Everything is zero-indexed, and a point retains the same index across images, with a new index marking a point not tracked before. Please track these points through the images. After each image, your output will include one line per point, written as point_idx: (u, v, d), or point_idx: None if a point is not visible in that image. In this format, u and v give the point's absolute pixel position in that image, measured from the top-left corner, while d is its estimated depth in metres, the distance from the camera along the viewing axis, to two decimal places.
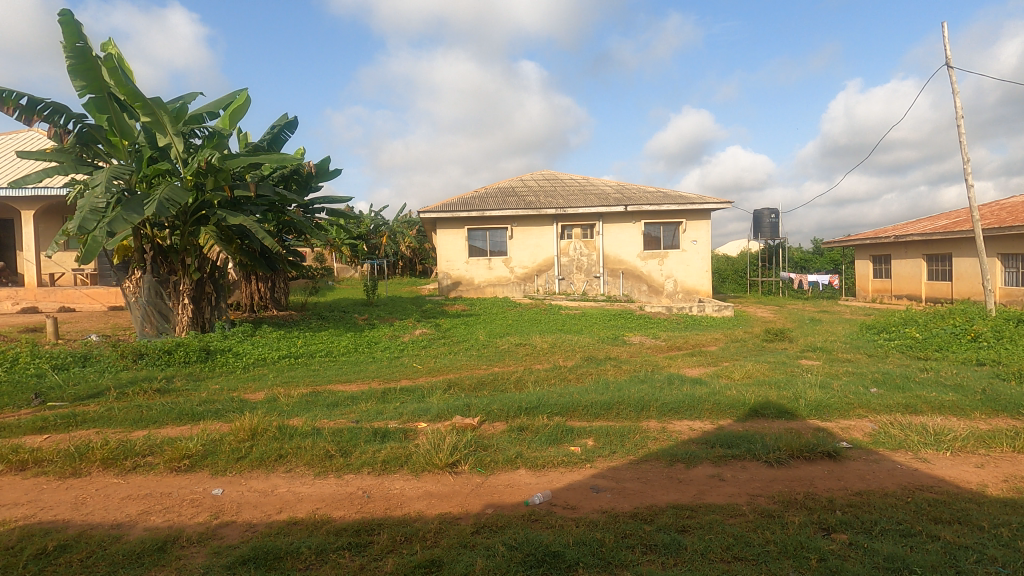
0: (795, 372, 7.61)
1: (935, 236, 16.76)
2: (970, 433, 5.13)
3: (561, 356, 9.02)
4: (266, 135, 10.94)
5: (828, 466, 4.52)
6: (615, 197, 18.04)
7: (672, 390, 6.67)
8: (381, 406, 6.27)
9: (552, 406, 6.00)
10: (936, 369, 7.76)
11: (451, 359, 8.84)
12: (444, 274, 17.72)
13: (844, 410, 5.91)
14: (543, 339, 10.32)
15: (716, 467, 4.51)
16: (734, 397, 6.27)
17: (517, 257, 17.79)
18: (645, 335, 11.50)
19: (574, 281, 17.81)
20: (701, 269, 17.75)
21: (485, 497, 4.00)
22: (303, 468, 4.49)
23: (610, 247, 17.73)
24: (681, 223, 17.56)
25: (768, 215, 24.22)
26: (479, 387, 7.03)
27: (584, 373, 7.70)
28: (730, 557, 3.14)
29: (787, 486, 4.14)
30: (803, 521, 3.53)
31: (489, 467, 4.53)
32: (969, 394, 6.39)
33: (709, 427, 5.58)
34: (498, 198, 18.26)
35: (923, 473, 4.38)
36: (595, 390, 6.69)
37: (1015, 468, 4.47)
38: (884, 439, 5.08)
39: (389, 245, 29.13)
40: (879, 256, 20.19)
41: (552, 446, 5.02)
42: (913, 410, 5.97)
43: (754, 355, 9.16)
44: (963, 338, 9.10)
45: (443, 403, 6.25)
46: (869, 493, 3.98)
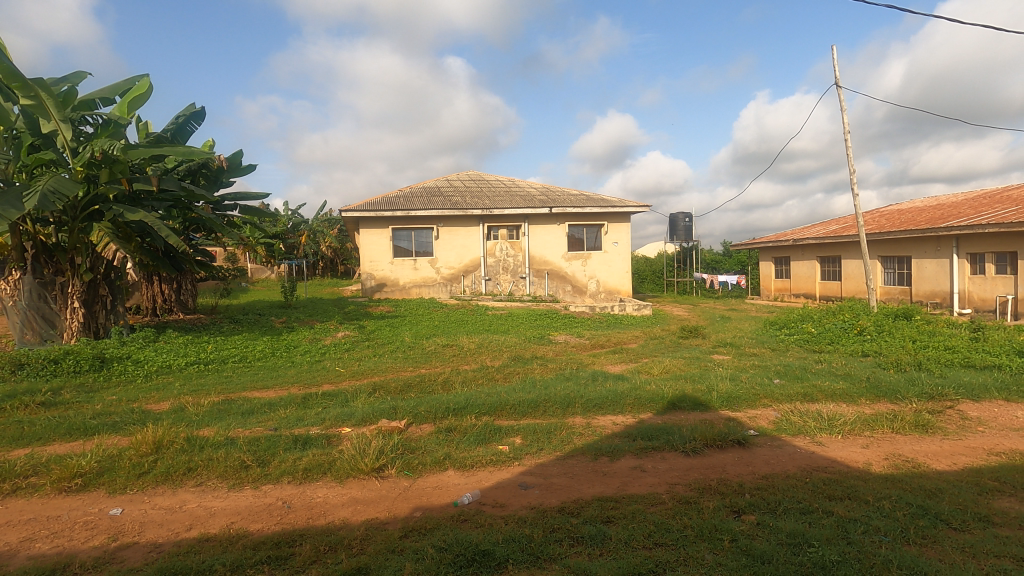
0: (707, 366, 8.11)
1: (828, 239, 18.40)
2: (857, 417, 5.69)
3: (489, 356, 9.06)
4: (170, 126, 10.15)
5: (738, 453, 4.84)
6: (540, 199, 18.33)
7: (596, 386, 6.88)
8: (303, 411, 6.02)
9: (480, 406, 6.02)
10: (828, 360, 8.55)
11: (377, 362, 8.62)
12: (368, 275, 17.26)
13: (751, 400, 6.36)
14: (471, 340, 10.32)
15: (638, 459, 4.71)
16: (654, 391, 6.57)
17: (444, 258, 17.67)
18: (570, 333, 11.77)
19: (500, 281, 17.93)
20: (622, 270, 18.43)
21: (413, 501, 3.93)
22: (215, 480, 4.20)
23: (535, 248, 17.99)
24: (603, 226, 18.17)
25: (683, 218, 25.61)
26: (406, 389, 6.91)
27: (511, 372, 7.75)
28: (652, 543, 3.29)
29: (702, 473, 4.40)
30: (717, 505, 3.76)
31: (417, 469, 4.47)
32: (857, 382, 7.09)
33: (630, 420, 5.82)
34: (424, 197, 18.04)
35: (819, 455, 4.81)
36: (522, 389, 6.77)
37: (894, 447, 5.01)
38: (786, 426, 5.52)
39: (308, 244, 27.94)
40: (780, 258, 21.88)
41: (480, 445, 5.03)
42: (810, 398, 6.54)
43: (671, 351, 9.62)
44: (850, 332, 10.08)
45: (368, 407, 6.08)
46: (773, 476, 4.32)
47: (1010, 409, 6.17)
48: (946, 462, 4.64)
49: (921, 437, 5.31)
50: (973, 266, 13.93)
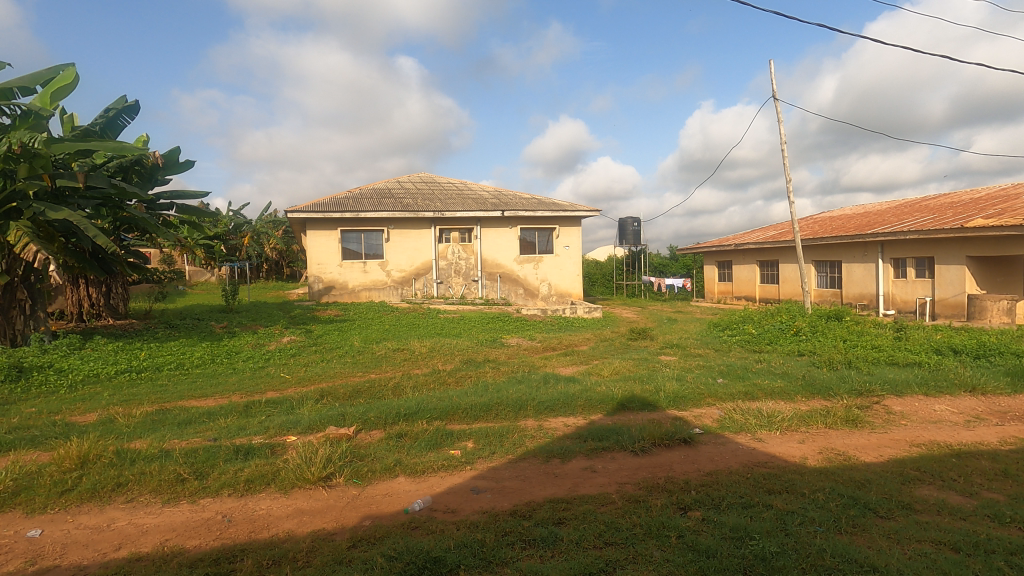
0: (655, 367, 8.33)
1: (766, 244, 19.29)
2: (794, 414, 5.97)
3: (441, 359, 8.97)
4: (99, 119, 9.54)
5: (684, 451, 4.99)
6: (492, 202, 18.35)
7: (548, 388, 6.93)
8: (245, 420, 5.77)
9: (431, 410, 5.94)
10: (767, 359, 8.95)
11: (325, 367, 8.38)
12: (315, 277, 16.80)
13: (697, 399, 6.57)
14: (422, 344, 10.19)
15: (589, 460, 4.78)
16: (604, 392, 6.69)
17: (394, 260, 17.40)
18: (522, 336, 11.82)
19: (452, 284, 17.80)
20: (573, 273, 18.67)
21: (361, 509, 3.84)
22: (147, 496, 3.96)
23: (488, 251, 17.98)
24: (555, 229, 18.37)
25: (632, 223, 26.26)
26: (355, 395, 6.75)
27: (463, 376, 7.71)
28: (602, 543, 3.34)
29: (650, 472, 4.50)
30: (665, 503, 3.86)
31: (366, 477, 4.36)
32: (793, 380, 7.45)
33: (581, 422, 5.90)
34: (374, 199, 17.72)
35: (759, 451, 5.02)
36: (474, 392, 6.74)
37: (827, 441, 5.29)
38: (729, 424, 5.73)
39: (252, 246, 26.86)
40: (723, 262, 22.75)
41: (432, 450, 4.97)
42: (751, 397, 6.82)
43: (621, 353, 9.83)
44: (788, 333, 10.59)
45: (315, 414, 5.89)
46: (717, 472, 4.47)
47: (929, 403, 6.65)
48: (873, 454, 4.94)
49: (851, 431, 5.63)
50: (896, 270, 14.91)
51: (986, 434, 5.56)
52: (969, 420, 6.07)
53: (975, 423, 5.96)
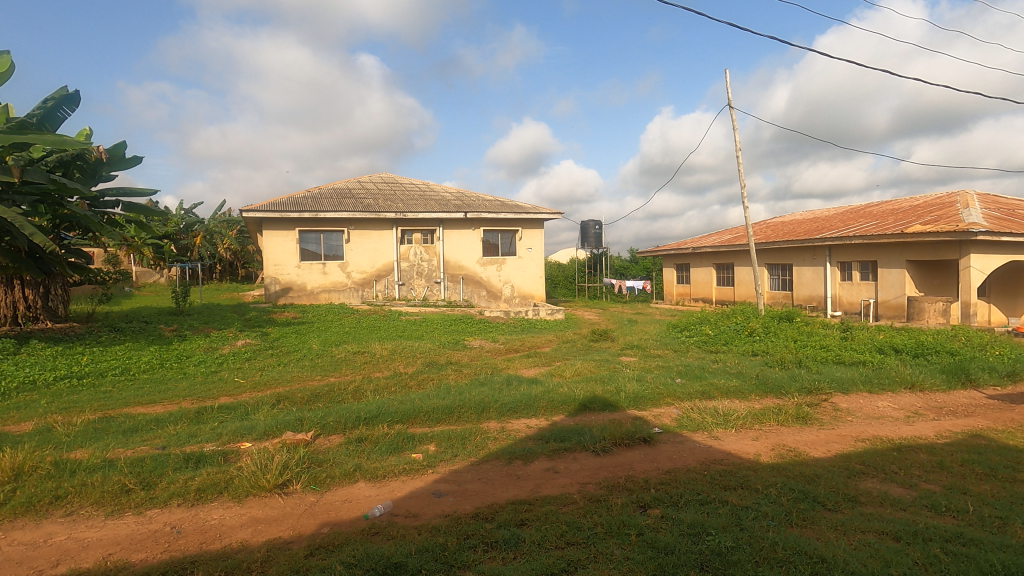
0: (616, 368, 8.46)
1: (723, 248, 19.88)
2: (749, 412, 6.17)
3: (402, 362, 8.86)
4: (36, 110, 9.03)
5: (643, 450, 5.08)
6: (455, 204, 18.27)
7: (510, 390, 6.94)
8: (196, 427, 5.55)
9: (392, 414, 5.86)
10: (723, 360, 9.22)
11: (282, 371, 8.15)
12: (272, 279, 16.34)
13: (656, 399, 6.71)
14: (383, 346, 10.05)
15: (551, 461, 4.81)
16: (566, 393, 6.75)
17: (355, 262, 17.10)
18: (485, 338, 11.81)
19: (414, 286, 17.62)
20: (536, 275, 18.76)
21: (320, 517, 3.74)
22: (89, 509, 3.76)
23: (450, 253, 17.88)
24: (518, 232, 18.43)
25: (593, 225, 26.63)
26: (313, 399, 6.59)
27: (425, 379, 7.62)
28: (564, 543, 3.36)
29: (611, 471, 4.57)
30: (625, 501, 3.92)
31: (325, 483, 4.26)
32: (748, 379, 7.70)
33: (543, 423, 5.94)
34: (334, 199, 17.36)
35: (716, 448, 5.16)
36: (436, 395, 6.68)
37: (779, 438, 5.49)
38: (687, 423, 5.87)
39: (205, 246, 25.89)
40: (681, 264, 23.33)
41: (393, 455, 4.89)
42: (708, 396, 7.01)
43: (582, 354, 9.95)
44: (742, 334, 10.94)
45: (271, 419, 5.72)
46: (675, 470, 4.57)
47: (872, 400, 6.99)
48: (821, 449, 5.15)
49: (802, 427, 5.86)
50: (842, 273, 15.61)
51: (924, 429, 5.88)
52: (908, 416, 6.42)
53: (913, 418, 6.30)
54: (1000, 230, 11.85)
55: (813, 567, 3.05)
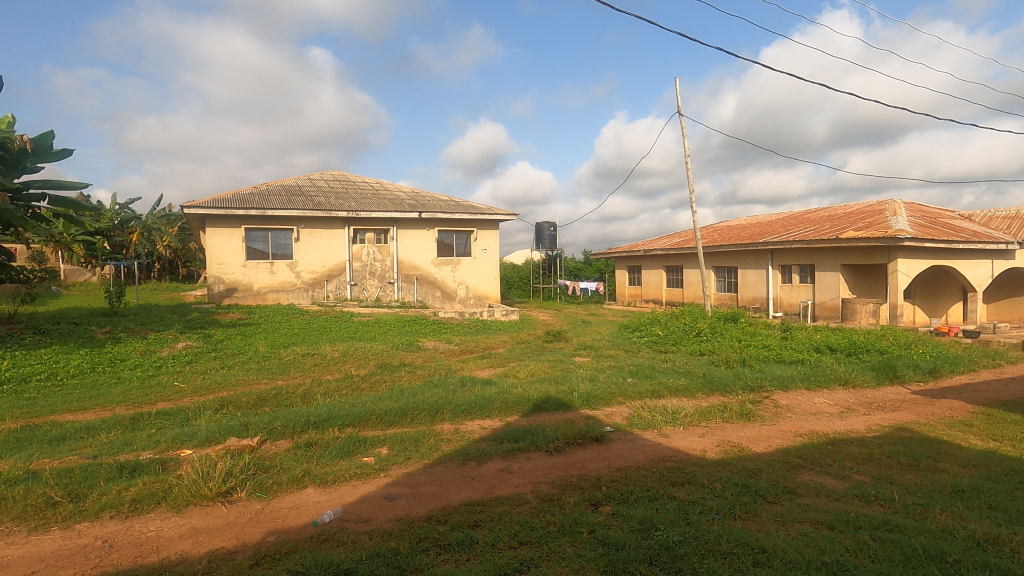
0: (569, 368, 8.57)
1: (672, 251, 20.47)
2: (696, 410, 6.38)
3: (354, 364, 8.69)
4: None
5: (596, 449, 5.17)
6: (409, 203, 18.04)
7: (465, 391, 6.92)
8: (131, 434, 5.26)
9: (343, 417, 5.73)
10: (672, 359, 9.50)
11: (225, 375, 7.82)
12: (216, 278, 15.71)
13: (608, 398, 6.84)
14: (334, 348, 9.82)
15: (504, 461, 4.82)
16: (520, 394, 6.78)
17: (305, 261, 16.62)
18: (439, 339, 11.73)
19: (366, 286, 17.29)
20: (491, 276, 18.75)
21: (266, 525, 3.62)
22: (10, 525, 3.50)
23: (404, 253, 17.65)
24: (472, 232, 18.38)
25: (548, 227, 26.91)
26: (259, 404, 6.35)
27: (378, 381, 7.48)
28: (517, 543, 3.38)
29: (564, 470, 4.63)
30: (577, 500, 3.98)
31: (271, 490, 4.13)
32: (695, 378, 7.96)
33: (497, 424, 5.95)
34: (282, 196, 16.82)
35: (664, 445, 5.31)
36: (389, 397, 6.58)
37: (724, 435, 5.70)
38: (637, 421, 6.02)
39: (142, 243, 24.56)
40: (633, 266, 23.87)
41: (344, 459, 4.79)
42: (657, 395, 7.20)
43: (536, 355, 10.03)
44: (691, 334, 11.29)
45: (214, 425, 5.49)
46: (626, 468, 4.67)
47: (809, 396, 7.36)
48: (763, 444, 5.38)
49: (745, 424, 6.11)
50: (783, 276, 16.36)
51: (855, 423, 6.25)
52: (842, 411, 6.80)
53: (846, 413, 6.68)
54: (924, 237, 12.71)
55: (755, 558, 3.18)
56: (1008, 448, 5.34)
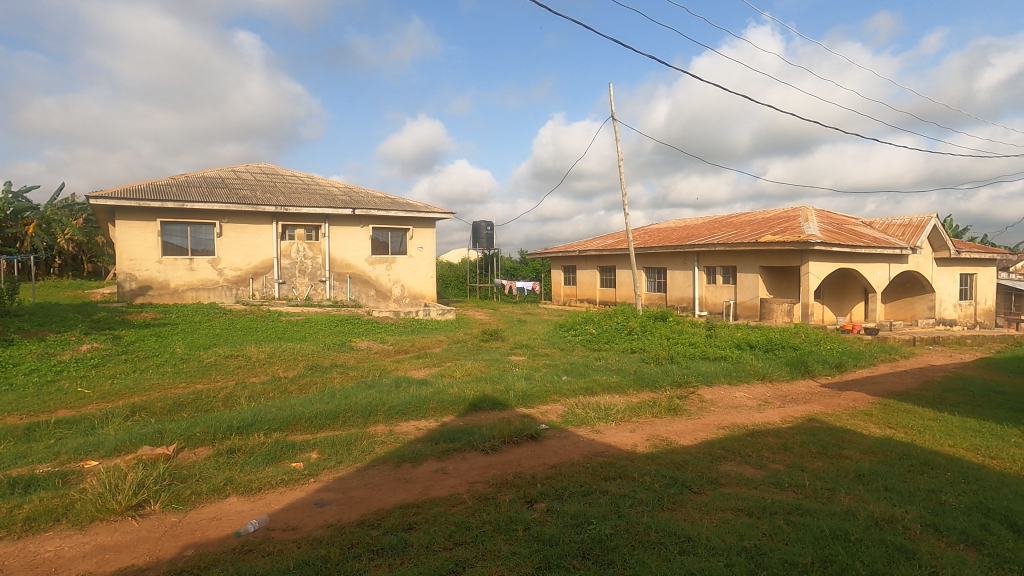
0: (505, 367, 8.61)
1: (606, 251, 21.02)
2: (628, 406, 6.59)
3: (282, 366, 8.31)
4: None
5: (531, 447, 5.22)
6: (342, 199, 17.47)
7: (399, 392, 6.80)
8: (26, 446, 4.78)
9: (270, 421, 5.47)
10: (605, 357, 9.77)
11: (137, 379, 7.26)
12: (127, 275, 14.58)
13: (543, 397, 6.92)
14: (260, 349, 9.33)
15: (440, 462, 4.77)
16: (456, 394, 6.74)
17: (228, 258, 15.74)
18: (373, 339, 11.45)
19: (296, 285, 16.61)
20: (427, 275, 18.49)
21: (183, 538, 3.39)
22: None
23: (336, 250, 17.09)
24: (408, 230, 18.06)
25: (485, 226, 26.97)
26: (176, 409, 5.95)
27: (307, 383, 7.19)
28: (452, 544, 3.35)
29: (500, 469, 4.64)
30: (512, 498, 4.00)
31: (189, 501, 3.88)
32: (627, 375, 8.22)
33: (433, 424, 5.88)
34: (203, 188, 15.84)
35: (597, 441, 5.45)
36: (319, 399, 6.34)
37: (654, 429, 5.92)
38: (571, 418, 6.13)
39: (40, 236, 22.39)
40: (568, 266, 24.31)
41: (270, 465, 4.57)
42: (591, 392, 7.38)
43: (473, 354, 10.01)
44: (622, 333, 11.63)
45: (125, 433, 5.09)
46: (561, 464, 4.75)
47: (731, 391, 7.79)
48: (689, 438, 5.63)
49: (673, 418, 6.38)
50: (708, 277, 17.19)
51: (772, 415, 6.67)
52: (760, 404, 7.25)
53: (764, 406, 7.13)
54: (831, 242, 13.74)
55: (681, 546, 3.32)
56: (901, 435, 5.88)
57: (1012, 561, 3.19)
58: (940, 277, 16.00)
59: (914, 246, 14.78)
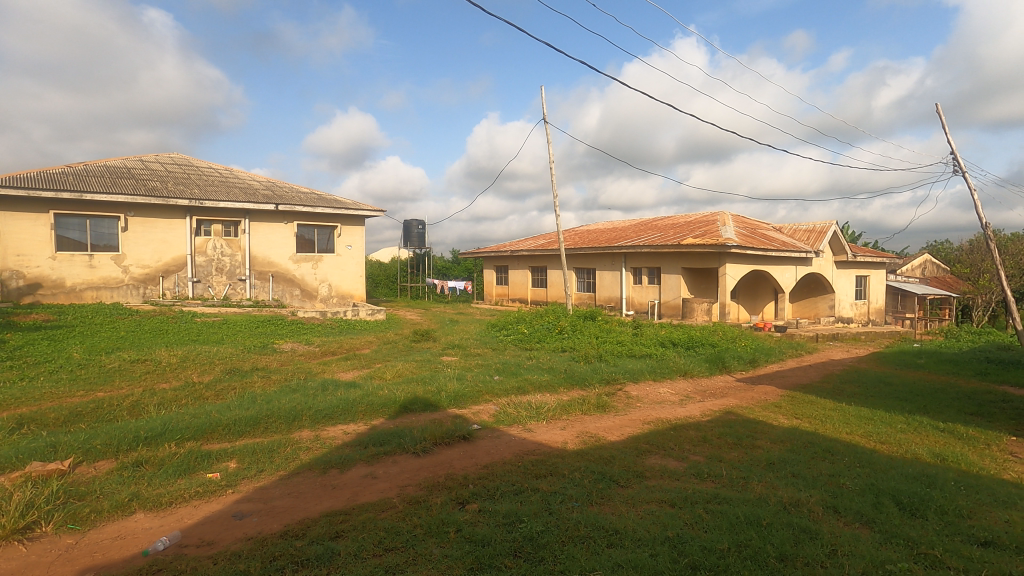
0: (437, 368, 8.54)
1: (538, 251, 21.30)
2: (558, 404, 6.71)
3: (196, 370, 7.79)
4: None
5: (462, 447, 5.19)
6: (264, 194, 16.61)
7: (326, 395, 6.56)
8: None
9: (182, 431, 5.10)
10: (537, 356, 9.90)
11: (26, 387, 6.55)
12: (13, 272, 13.13)
13: (475, 397, 6.91)
14: (172, 353, 8.70)
15: (369, 467, 4.64)
16: (386, 396, 6.59)
17: (135, 254, 14.57)
18: (298, 341, 10.98)
19: (212, 284, 15.63)
20: (356, 275, 17.94)
21: (81, 561, 3.10)
22: None
23: (257, 247, 16.24)
24: (336, 228, 17.46)
25: (416, 225, 26.62)
26: (73, 420, 5.43)
27: (224, 388, 6.77)
28: (381, 550, 3.27)
29: (431, 471, 4.59)
30: (444, 500, 3.96)
31: (88, 520, 3.55)
32: (558, 373, 8.37)
33: (362, 428, 5.72)
34: (106, 178, 14.56)
35: (529, 440, 5.51)
36: (238, 406, 5.99)
37: (583, 426, 6.07)
38: (503, 417, 6.16)
39: None
40: (501, 266, 24.41)
41: (182, 477, 4.27)
42: (523, 391, 7.45)
43: (404, 355, 9.84)
44: (553, 332, 11.81)
45: (11, 448, 4.58)
46: (492, 464, 4.76)
47: (655, 387, 8.12)
48: (616, 433, 5.81)
49: (601, 415, 6.57)
50: (634, 278, 17.82)
51: (692, 409, 7.03)
52: (682, 399, 7.61)
53: (685, 401, 7.50)
54: (746, 245, 14.66)
55: (609, 539, 3.43)
56: (806, 425, 6.37)
57: (899, 535, 3.53)
58: (839, 279, 17.46)
59: (817, 250, 16.04)
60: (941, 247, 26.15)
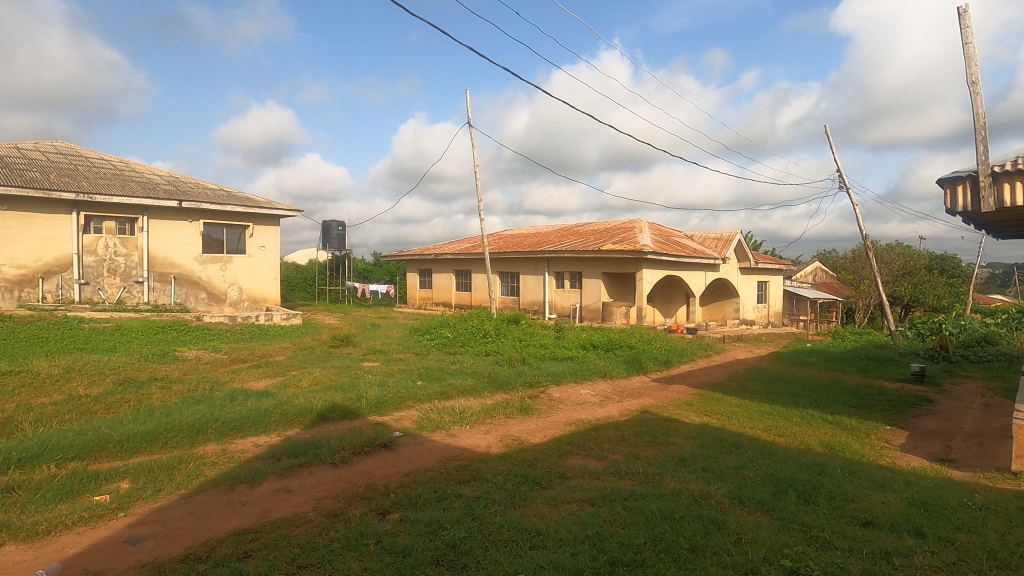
0: (358, 374, 8.26)
1: (461, 255, 21.20)
2: (482, 409, 6.70)
3: (83, 382, 7.03)
4: None
5: (383, 455, 5.05)
6: (166, 189, 15.36)
7: (235, 406, 6.14)
8: None
9: (63, 450, 4.58)
10: (461, 360, 9.85)
11: None
12: None
13: (397, 403, 6.73)
14: (53, 363, 7.79)
15: (282, 480, 4.40)
16: (302, 405, 6.27)
17: (8, 253, 12.99)
18: (203, 348, 10.21)
19: (103, 286, 14.25)
20: (270, 277, 16.99)
21: None
22: None
23: (157, 247, 14.97)
24: (248, 227, 16.48)
25: (336, 226, 25.70)
26: None
27: (117, 402, 6.15)
28: (295, 568, 3.10)
29: (350, 482, 4.42)
30: (363, 511, 3.83)
31: None
32: (482, 377, 8.36)
33: (274, 439, 5.41)
34: None
35: (452, 445, 5.45)
36: (132, 420, 5.46)
37: (506, 429, 6.09)
38: (426, 424, 6.06)
39: None
40: (424, 270, 24.06)
41: (64, 501, 3.84)
42: (446, 396, 7.37)
43: (322, 361, 9.44)
44: (477, 336, 11.79)
45: None
46: (414, 471, 4.67)
47: (576, 389, 8.33)
48: (539, 436, 5.88)
49: (524, 418, 6.62)
50: (557, 281, 18.16)
51: (611, 409, 7.28)
52: (601, 400, 7.85)
53: (604, 402, 7.74)
54: (660, 251, 15.39)
55: (531, 541, 3.46)
56: (715, 421, 6.77)
57: (794, 521, 3.83)
58: (743, 284, 18.76)
59: (724, 257, 17.13)
60: (829, 255, 28.83)
